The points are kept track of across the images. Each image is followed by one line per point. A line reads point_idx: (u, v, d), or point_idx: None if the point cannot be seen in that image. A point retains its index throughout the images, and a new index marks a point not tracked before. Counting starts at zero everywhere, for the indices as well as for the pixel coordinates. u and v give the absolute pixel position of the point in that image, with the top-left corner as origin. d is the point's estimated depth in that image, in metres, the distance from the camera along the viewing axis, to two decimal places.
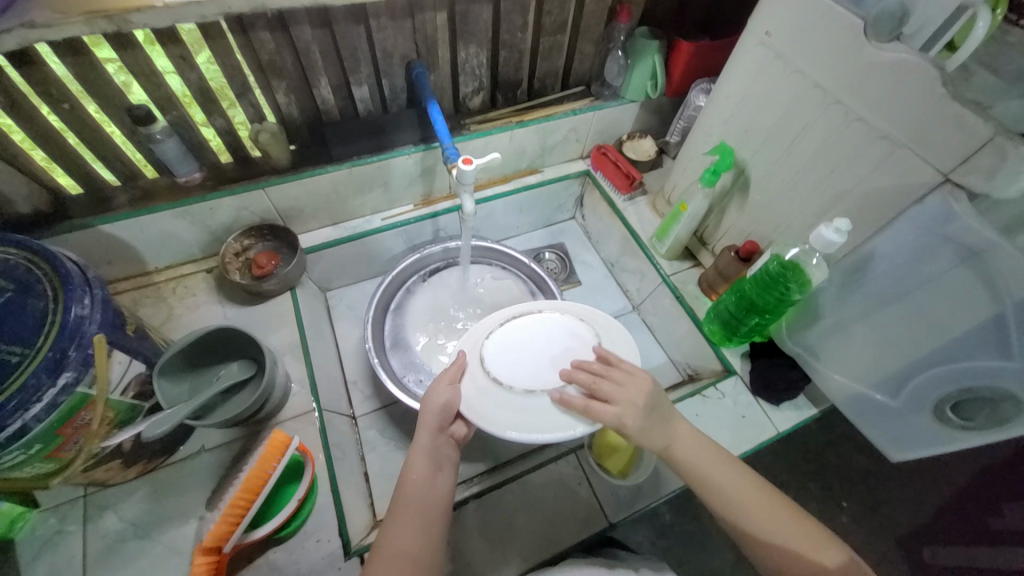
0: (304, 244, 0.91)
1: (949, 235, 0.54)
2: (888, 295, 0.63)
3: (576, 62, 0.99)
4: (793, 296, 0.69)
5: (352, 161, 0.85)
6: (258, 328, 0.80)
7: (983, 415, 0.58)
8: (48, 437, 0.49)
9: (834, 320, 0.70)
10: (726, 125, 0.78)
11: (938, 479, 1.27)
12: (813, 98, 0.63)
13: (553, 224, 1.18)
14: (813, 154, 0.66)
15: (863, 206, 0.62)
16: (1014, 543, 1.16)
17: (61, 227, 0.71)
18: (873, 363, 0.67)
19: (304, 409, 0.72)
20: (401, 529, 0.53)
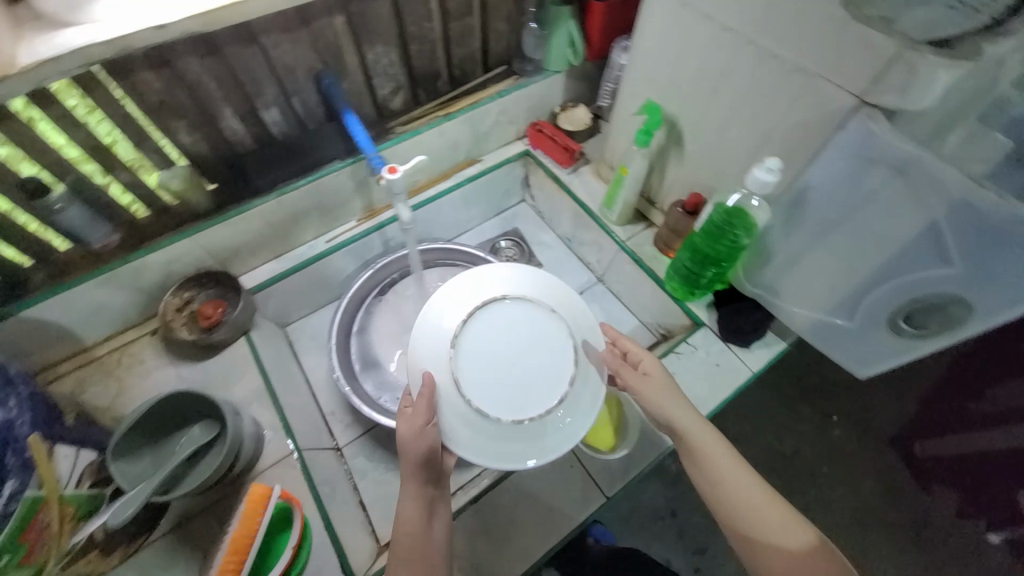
0: (248, 284, 0.87)
1: (876, 158, 0.55)
2: (828, 223, 0.63)
3: (492, 42, 0.95)
4: (741, 241, 0.70)
5: (279, 189, 0.82)
6: (218, 382, 0.77)
7: (935, 322, 0.60)
8: (14, 545, 0.45)
9: (784, 256, 0.71)
10: (649, 82, 0.77)
11: (917, 377, 1.38)
12: (725, 41, 0.62)
13: (504, 211, 1.15)
14: (734, 98, 0.65)
15: (790, 141, 0.62)
16: (987, 421, 1.32)
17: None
18: (828, 291, 0.69)
19: (282, 453, 0.70)
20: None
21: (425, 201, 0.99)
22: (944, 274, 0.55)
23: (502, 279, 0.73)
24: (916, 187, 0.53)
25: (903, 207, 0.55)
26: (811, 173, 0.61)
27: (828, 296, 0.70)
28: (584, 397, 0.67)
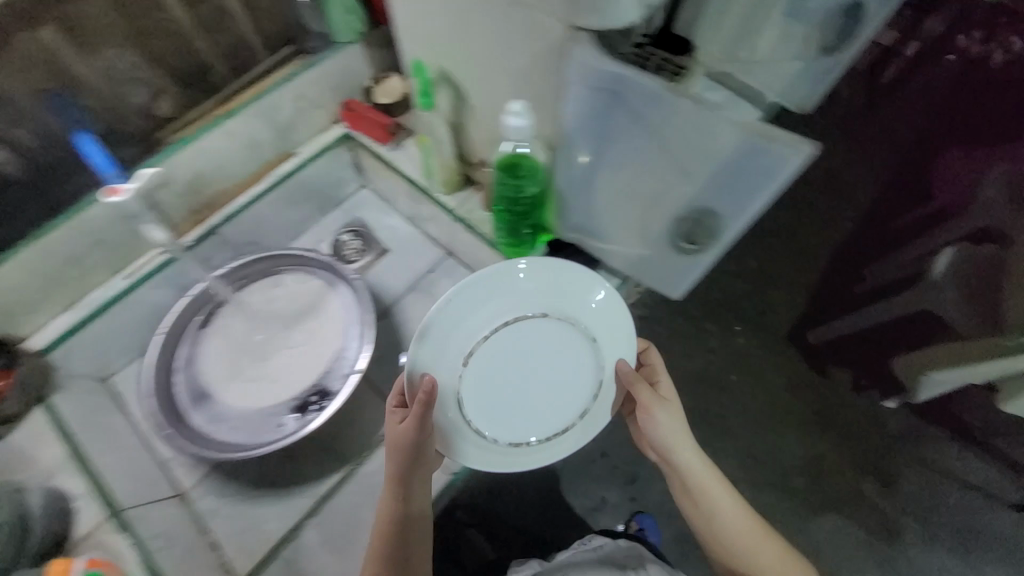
0: (38, 346, 0.78)
1: (613, 78, 0.53)
2: (602, 153, 0.63)
3: (260, 23, 0.88)
4: (531, 186, 0.69)
5: (31, 236, 0.74)
6: (17, 458, 0.70)
7: (701, 236, 0.60)
8: None
9: (578, 194, 0.70)
10: (417, 39, 0.72)
11: (803, 274, 1.54)
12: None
13: (344, 202, 1.06)
14: (486, 44, 0.62)
15: (539, 79, 0.60)
16: (863, 301, 1.47)
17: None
18: (619, 220, 0.67)
19: (95, 520, 0.65)
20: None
21: (231, 214, 0.89)
22: (701, 181, 0.56)
23: (531, 303, 0.76)
24: (665, 100, 0.53)
25: (654, 120, 0.55)
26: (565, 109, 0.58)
27: (619, 233, 0.69)
28: (580, 427, 0.73)
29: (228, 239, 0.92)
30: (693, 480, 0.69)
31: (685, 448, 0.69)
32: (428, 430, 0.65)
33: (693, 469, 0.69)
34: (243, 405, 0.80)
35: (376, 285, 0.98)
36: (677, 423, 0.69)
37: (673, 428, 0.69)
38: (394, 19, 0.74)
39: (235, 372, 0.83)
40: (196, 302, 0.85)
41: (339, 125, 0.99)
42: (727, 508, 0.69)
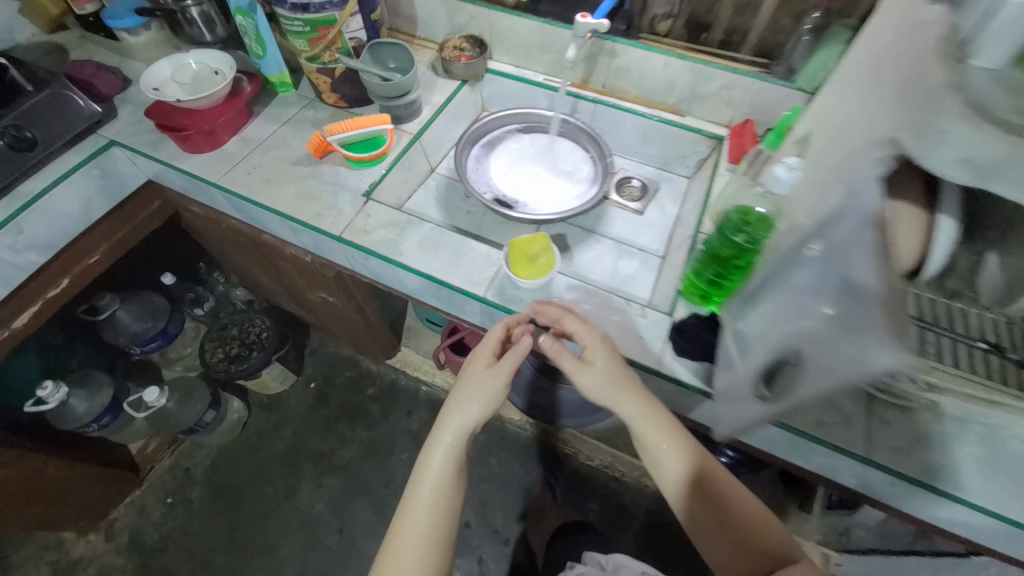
0: (492, 66, 1.26)
1: (886, 158, 0.49)
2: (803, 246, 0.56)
3: (676, 12, 1.07)
4: (737, 238, 0.72)
5: (546, 19, 1.14)
6: (427, 87, 1.22)
7: (780, 384, 0.54)
8: (313, 27, 0.97)
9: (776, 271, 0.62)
10: (648, 89, 1.16)
11: None
12: (858, 77, 0.65)
13: (666, 171, 1.23)
14: (824, 144, 0.68)
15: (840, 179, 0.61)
16: None
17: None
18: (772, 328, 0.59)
19: (410, 133, 1.12)
20: (442, 455, 0.83)
21: (526, 15, 1.15)
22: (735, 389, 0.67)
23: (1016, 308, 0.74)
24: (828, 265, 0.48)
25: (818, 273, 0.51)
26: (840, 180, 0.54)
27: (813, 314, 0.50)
28: None
29: (584, 110, 1.22)
30: (586, 392, 0.81)
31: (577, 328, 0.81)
32: (572, 322, 0.80)
33: (593, 340, 0.81)
34: (488, 172, 1.13)
35: (611, 219, 1.14)
36: (601, 351, 0.80)
37: (597, 386, 0.79)
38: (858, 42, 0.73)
39: (499, 152, 1.16)
40: (532, 117, 1.19)
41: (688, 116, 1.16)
42: (599, 366, 0.79)
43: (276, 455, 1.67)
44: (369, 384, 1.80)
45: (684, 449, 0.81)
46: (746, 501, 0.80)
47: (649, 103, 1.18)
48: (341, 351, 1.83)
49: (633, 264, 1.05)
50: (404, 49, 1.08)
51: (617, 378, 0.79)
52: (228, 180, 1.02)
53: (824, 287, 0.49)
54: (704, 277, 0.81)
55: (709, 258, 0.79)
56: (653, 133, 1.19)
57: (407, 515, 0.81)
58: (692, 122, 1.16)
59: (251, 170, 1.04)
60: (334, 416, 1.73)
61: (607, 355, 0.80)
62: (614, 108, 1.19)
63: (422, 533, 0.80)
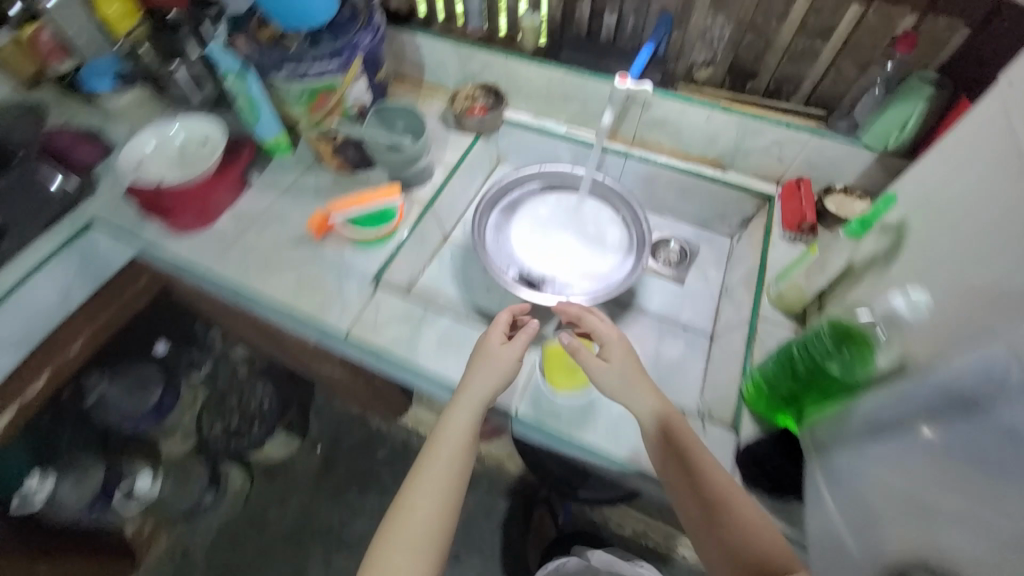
0: (508, 116, 1.15)
1: None
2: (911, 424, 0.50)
3: (719, 59, 0.95)
4: (830, 367, 0.61)
5: (570, 67, 1.02)
6: (439, 145, 1.11)
7: None
8: (312, 93, 0.86)
9: (866, 433, 0.56)
10: (687, 143, 1.04)
11: None
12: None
13: (706, 230, 1.11)
14: (942, 251, 0.56)
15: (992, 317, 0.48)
16: None
17: (389, 24, 1.12)
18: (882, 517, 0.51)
19: (422, 202, 1.01)
20: (455, 439, 0.73)
21: (545, 63, 1.03)
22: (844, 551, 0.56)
23: None
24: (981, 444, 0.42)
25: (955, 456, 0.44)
26: (954, 356, 0.47)
27: (958, 498, 0.43)
28: None
29: (613, 164, 1.10)
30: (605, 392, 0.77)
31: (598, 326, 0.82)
32: (598, 320, 0.81)
33: (613, 336, 0.80)
34: (511, 241, 1.02)
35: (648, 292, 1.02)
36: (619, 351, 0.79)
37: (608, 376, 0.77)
38: (969, 119, 0.61)
39: (520, 217, 1.04)
40: (556, 174, 1.07)
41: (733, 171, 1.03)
42: (614, 361, 0.78)
43: (282, 528, 1.55)
44: (379, 445, 1.68)
45: (681, 447, 0.70)
46: (752, 520, 0.65)
47: (687, 156, 1.06)
48: (348, 410, 1.71)
49: (678, 347, 0.94)
50: (416, 112, 0.96)
51: (635, 376, 0.77)
52: (218, 267, 0.90)
53: (955, 465, 0.44)
54: (770, 389, 0.71)
55: (781, 369, 0.69)
56: (692, 190, 1.07)
57: (406, 501, 0.70)
58: (736, 177, 1.03)
59: (244, 254, 0.92)
60: (343, 483, 1.61)
61: (624, 354, 0.79)
62: (646, 163, 1.06)
63: (419, 520, 0.69)
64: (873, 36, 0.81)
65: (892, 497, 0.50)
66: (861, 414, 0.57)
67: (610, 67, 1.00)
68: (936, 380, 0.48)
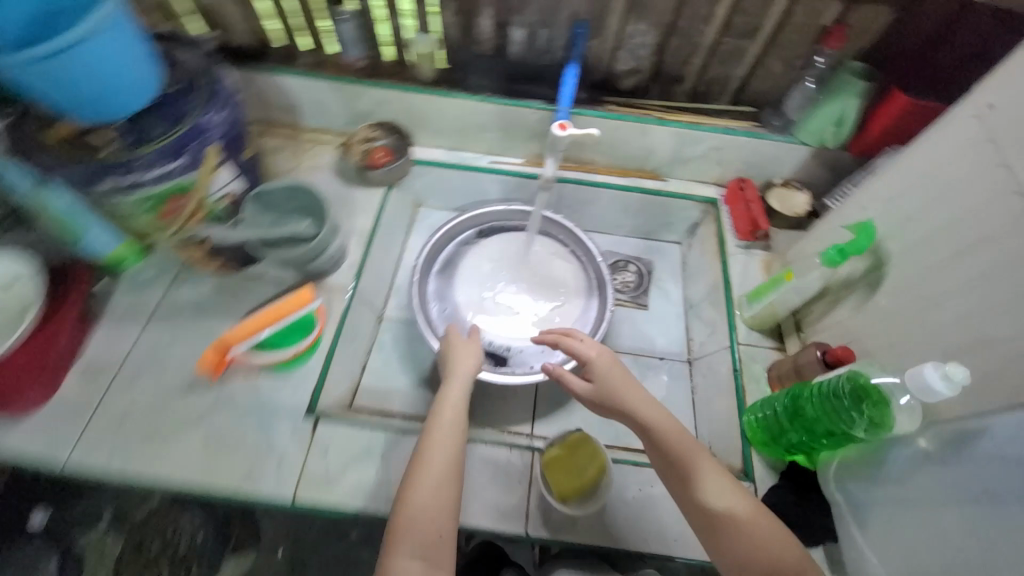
0: (417, 155, 0.98)
1: None
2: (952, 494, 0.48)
3: (642, 66, 0.86)
4: (854, 432, 0.55)
5: (483, 96, 0.88)
6: (344, 207, 0.92)
7: None
8: (155, 202, 0.63)
9: (898, 489, 0.54)
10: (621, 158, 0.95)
11: None
12: (973, 211, 0.50)
13: (654, 241, 1.05)
14: (933, 288, 0.54)
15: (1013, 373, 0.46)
16: None
17: (240, 66, 0.88)
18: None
19: (343, 288, 0.83)
20: (457, 419, 0.63)
21: (454, 94, 0.89)
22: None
23: None
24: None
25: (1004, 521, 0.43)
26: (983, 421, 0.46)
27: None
28: None
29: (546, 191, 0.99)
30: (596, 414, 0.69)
31: (578, 346, 0.73)
32: (579, 343, 0.73)
33: (594, 356, 0.72)
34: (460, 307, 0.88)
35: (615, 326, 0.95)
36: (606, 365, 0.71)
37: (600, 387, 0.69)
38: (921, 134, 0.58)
39: (463, 278, 0.91)
40: (490, 216, 0.95)
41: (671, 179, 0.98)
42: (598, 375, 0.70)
43: None
44: None
45: (679, 454, 0.60)
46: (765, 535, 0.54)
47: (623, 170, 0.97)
48: None
49: (660, 385, 0.89)
50: (309, 188, 0.76)
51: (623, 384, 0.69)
52: (82, 451, 0.67)
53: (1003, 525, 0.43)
54: (777, 432, 0.67)
55: (789, 415, 0.65)
56: (634, 204, 0.99)
57: (416, 478, 0.58)
58: (676, 185, 0.98)
59: (117, 422, 0.69)
60: None
61: (609, 366, 0.71)
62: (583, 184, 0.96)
63: (430, 505, 0.56)
64: (798, 32, 0.76)
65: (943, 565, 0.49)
66: (889, 469, 0.55)
67: (528, 89, 0.88)
68: (983, 451, 0.45)
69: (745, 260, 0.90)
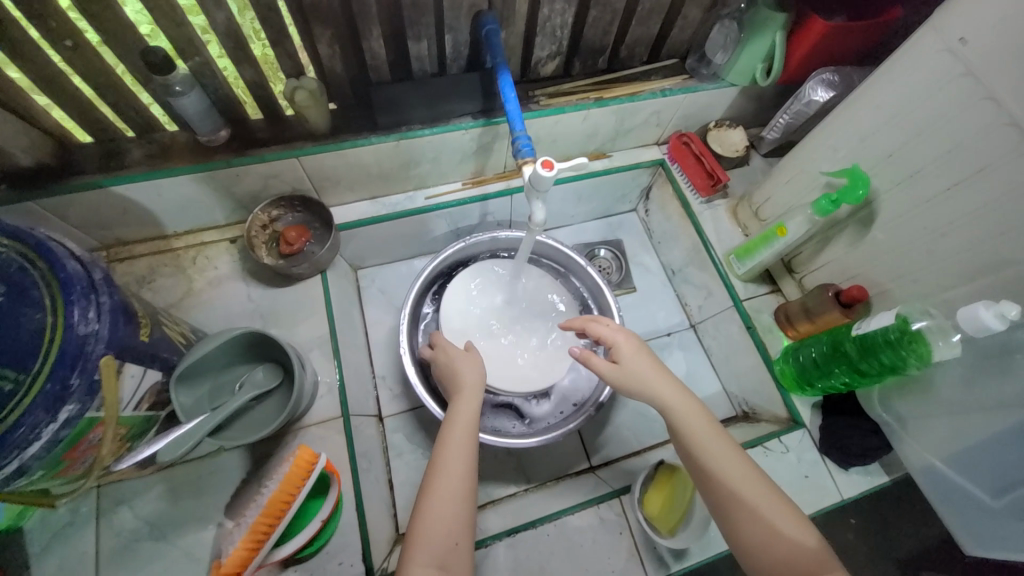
0: (338, 220, 0.81)
1: None
2: (1020, 398, 0.54)
3: (562, 47, 0.76)
4: (908, 369, 0.58)
5: (400, 132, 0.72)
6: (283, 315, 0.74)
7: None
8: (52, 462, 0.42)
9: (950, 401, 0.61)
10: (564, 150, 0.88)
11: None
12: (973, 144, 0.51)
13: (612, 216, 1.03)
14: (935, 219, 0.57)
15: None
16: None
17: (49, 191, 0.61)
18: (1006, 471, 0.56)
19: (332, 415, 0.68)
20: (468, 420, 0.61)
21: (364, 140, 0.71)
22: (976, 501, 0.60)
23: None
24: None
25: None
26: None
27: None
28: None
29: (495, 208, 0.90)
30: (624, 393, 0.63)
31: (601, 330, 0.66)
32: (601, 326, 0.67)
33: (620, 340, 0.65)
34: None
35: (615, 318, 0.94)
36: (632, 347, 0.64)
37: (629, 362, 0.62)
38: (880, 69, 0.59)
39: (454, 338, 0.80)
40: (449, 259, 0.85)
41: (615, 153, 0.92)
42: (625, 356, 0.63)
43: None
44: None
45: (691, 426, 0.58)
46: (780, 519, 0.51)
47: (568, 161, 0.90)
48: None
49: (679, 359, 0.91)
50: (259, 333, 0.60)
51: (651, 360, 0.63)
52: None
53: None
54: (818, 376, 0.70)
55: (831, 361, 0.67)
56: (587, 191, 0.94)
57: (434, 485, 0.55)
58: (622, 156, 0.92)
59: None
60: None
61: (637, 345, 0.64)
62: None
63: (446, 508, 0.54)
64: None
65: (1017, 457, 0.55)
66: (945, 387, 0.61)
67: (449, 109, 0.74)
68: None
69: (714, 212, 0.89)
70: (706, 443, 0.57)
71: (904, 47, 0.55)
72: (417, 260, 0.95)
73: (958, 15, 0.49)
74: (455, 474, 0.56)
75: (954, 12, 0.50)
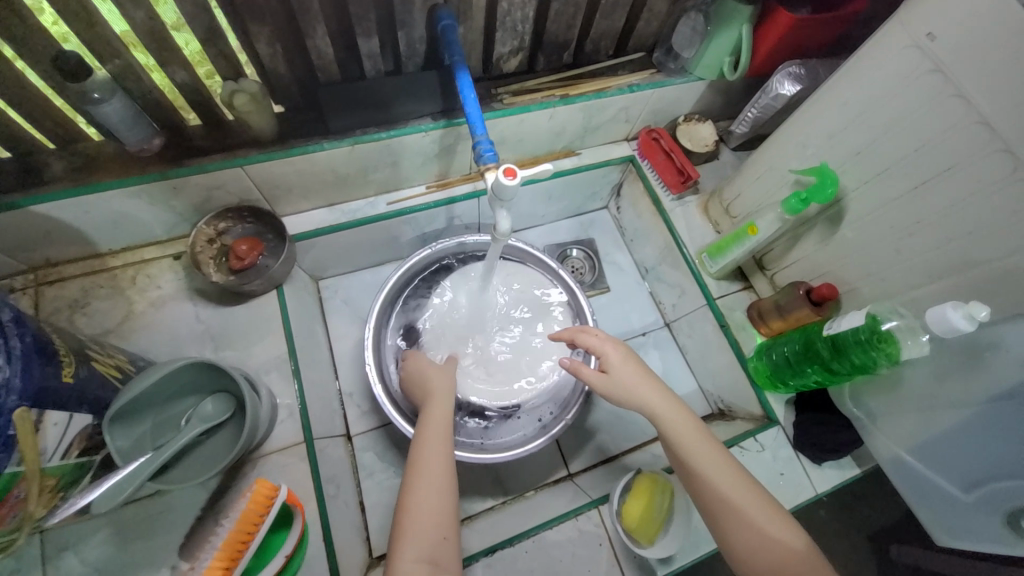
0: (293, 230, 0.76)
1: None
2: (986, 394, 0.54)
3: (524, 42, 0.72)
4: (878, 368, 0.58)
5: (355, 136, 0.68)
6: (237, 335, 0.69)
7: None
8: None
9: (918, 396, 0.61)
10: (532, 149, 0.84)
11: None
12: (940, 142, 0.51)
13: (583, 214, 1.01)
14: (903, 217, 0.57)
15: (996, 284, 0.51)
16: None
17: None
18: (975, 464, 0.57)
19: (294, 441, 0.64)
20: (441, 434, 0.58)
21: (316, 145, 0.66)
22: (945, 493, 0.61)
23: None
24: None
25: None
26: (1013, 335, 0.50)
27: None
28: None
29: (462, 211, 0.86)
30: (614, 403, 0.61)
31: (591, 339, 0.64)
32: (588, 336, 0.64)
33: (609, 350, 0.62)
34: None
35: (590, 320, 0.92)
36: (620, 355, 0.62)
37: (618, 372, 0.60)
38: (846, 64, 0.57)
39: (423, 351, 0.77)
40: (416, 267, 0.82)
41: (583, 150, 0.89)
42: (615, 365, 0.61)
43: None
44: None
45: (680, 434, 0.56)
46: (768, 523, 0.51)
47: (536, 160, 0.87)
48: None
49: (655, 359, 0.90)
50: (202, 363, 0.56)
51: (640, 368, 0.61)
52: None
53: None
54: (791, 374, 0.70)
55: (804, 360, 0.67)
56: (556, 190, 0.91)
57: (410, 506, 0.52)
58: (591, 153, 0.90)
59: None
60: None
61: (625, 354, 0.62)
62: None
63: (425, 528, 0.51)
64: None
65: (984, 451, 0.56)
66: (914, 383, 0.61)
67: (407, 110, 0.69)
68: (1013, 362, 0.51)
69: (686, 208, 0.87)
70: (696, 450, 0.55)
71: (871, 43, 0.53)
72: (382, 267, 0.90)
73: (924, 9, 0.48)
74: (431, 491, 0.53)
75: (920, 6, 0.48)
